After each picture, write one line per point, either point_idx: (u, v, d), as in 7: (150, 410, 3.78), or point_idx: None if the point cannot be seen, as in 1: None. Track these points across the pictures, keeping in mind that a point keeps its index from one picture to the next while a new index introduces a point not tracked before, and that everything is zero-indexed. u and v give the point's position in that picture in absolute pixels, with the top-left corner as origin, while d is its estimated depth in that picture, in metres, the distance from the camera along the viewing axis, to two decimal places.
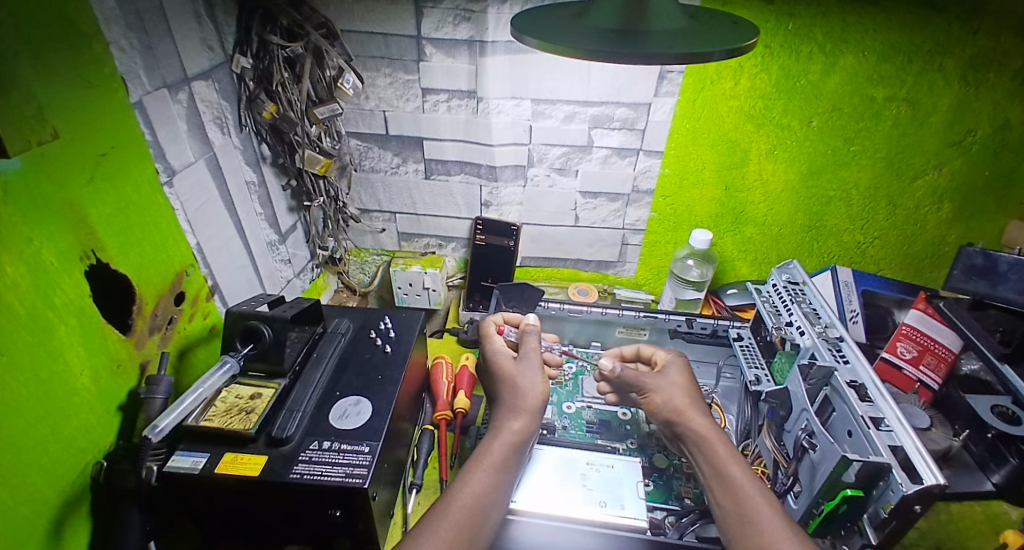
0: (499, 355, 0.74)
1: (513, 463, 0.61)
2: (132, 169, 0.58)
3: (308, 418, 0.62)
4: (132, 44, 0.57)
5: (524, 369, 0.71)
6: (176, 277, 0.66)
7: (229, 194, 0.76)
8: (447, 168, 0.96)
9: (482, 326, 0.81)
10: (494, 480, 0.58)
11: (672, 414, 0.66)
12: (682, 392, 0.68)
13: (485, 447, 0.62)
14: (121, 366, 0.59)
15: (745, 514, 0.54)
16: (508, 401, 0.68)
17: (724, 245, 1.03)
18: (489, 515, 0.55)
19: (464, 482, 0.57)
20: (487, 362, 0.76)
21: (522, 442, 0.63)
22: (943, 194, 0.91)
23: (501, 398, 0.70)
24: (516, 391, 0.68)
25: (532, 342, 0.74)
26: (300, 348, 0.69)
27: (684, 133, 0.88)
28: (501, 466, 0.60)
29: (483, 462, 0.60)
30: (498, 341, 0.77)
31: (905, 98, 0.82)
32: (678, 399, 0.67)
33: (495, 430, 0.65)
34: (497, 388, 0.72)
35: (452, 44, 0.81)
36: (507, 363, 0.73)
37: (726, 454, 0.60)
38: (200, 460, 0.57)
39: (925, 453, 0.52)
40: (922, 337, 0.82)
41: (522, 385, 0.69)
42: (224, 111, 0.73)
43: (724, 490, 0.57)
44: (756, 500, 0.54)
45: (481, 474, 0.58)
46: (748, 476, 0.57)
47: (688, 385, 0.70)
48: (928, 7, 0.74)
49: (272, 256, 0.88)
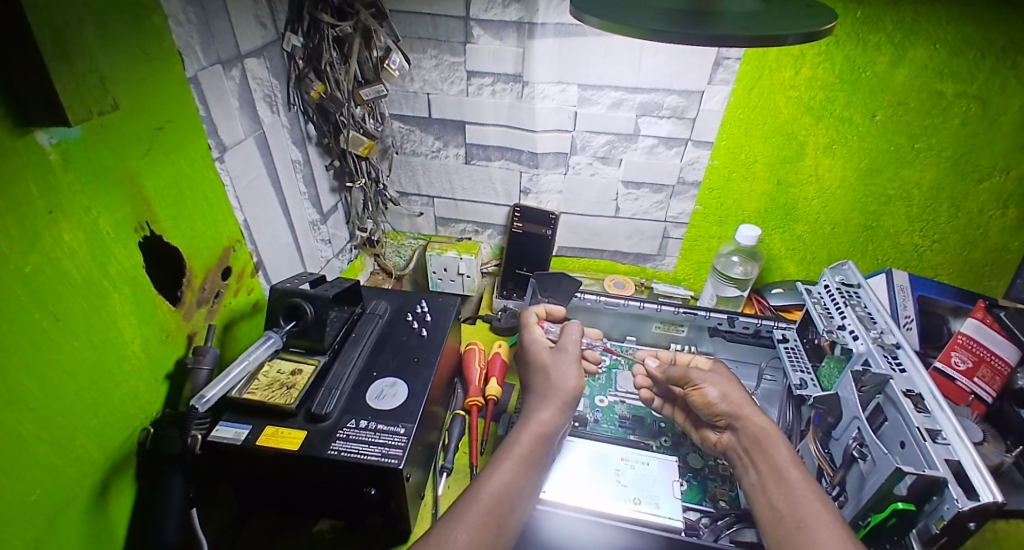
0: (535, 346, 0.74)
1: (542, 455, 0.60)
2: (187, 144, 0.59)
3: (346, 397, 0.63)
4: (190, 19, 0.57)
5: (560, 362, 0.71)
6: (224, 252, 0.68)
7: (276, 173, 0.77)
8: (488, 154, 0.95)
9: (522, 316, 0.81)
10: (522, 469, 0.58)
11: (730, 408, 0.64)
12: (737, 389, 0.67)
13: (513, 437, 0.62)
14: (169, 335, 0.61)
15: (801, 517, 0.52)
16: (541, 392, 0.68)
17: (772, 242, 0.98)
18: (517, 505, 0.55)
19: (493, 470, 0.57)
20: (524, 352, 0.76)
21: (551, 434, 0.63)
22: (1009, 199, 0.84)
23: (534, 388, 0.69)
24: (552, 382, 0.68)
25: (570, 336, 0.74)
26: (340, 326, 0.69)
27: (736, 123, 0.84)
28: (530, 455, 0.59)
29: (512, 451, 0.59)
30: (535, 332, 0.76)
31: (977, 96, 0.75)
32: (734, 395, 0.65)
33: (525, 420, 0.64)
34: (531, 379, 0.72)
35: (500, 26, 0.80)
36: (543, 352, 0.73)
37: (784, 456, 0.58)
38: (242, 432, 0.58)
39: (984, 470, 0.48)
40: (978, 347, 0.77)
41: (556, 377, 0.68)
42: (274, 89, 0.73)
43: (780, 492, 0.55)
44: (814, 503, 0.52)
45: (510, 463, 0.58)
46: (804, 480, 0.55)
47: (738, 387, 0.67)
48: (1007, 2, 0.68)
49: (314, 235, 0.90)
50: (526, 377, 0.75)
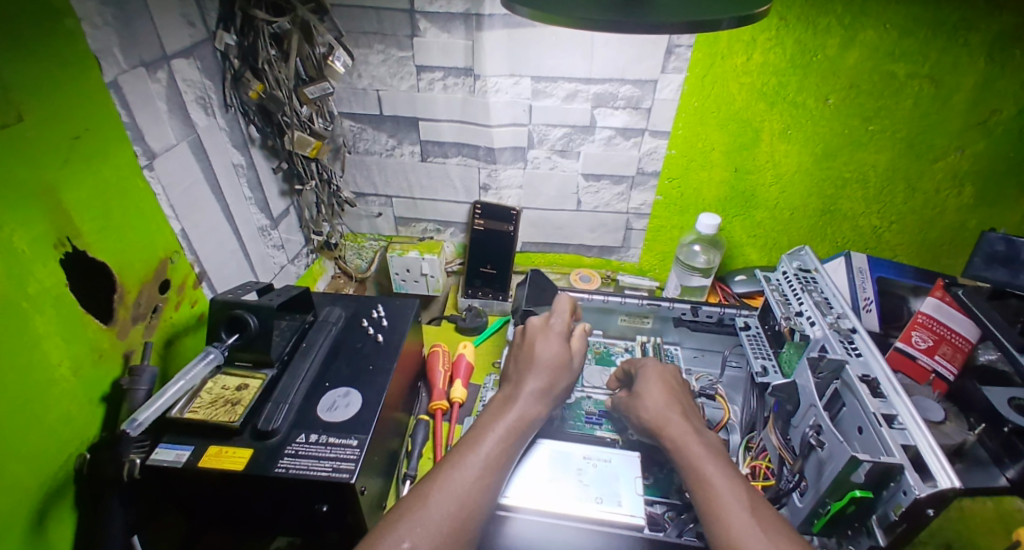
0: (556, 334, 0.71)
1: (511, 457, 0.57)
2: (110, 152, 0.55)
3: (296, 410, 0.60)
4: (107, 20, 0.53)
5: (571, 363, 0.69)
6: (161, 264, 0.64)
7: (215, 178, 0.73)
8: (444, 150, 0.93)
9: (562, 301, 0.77)
10: (489, 471, 0.54)
11: (651, 411, 0.65)
12: (660, 389, 0.67)
13: (480, 435, 0.58)
14: (103, 355, 0.57)
15: (717, 508, 0.51)
16: (545, 385, 0.65)
17: (733, 229, 0.98)
18: (483, 510, 0.52)
19: (455, 471, 0.53)
20: (540, 331, 0.72)
21: (522, 431, 0.60)
22: (963, 177, 0.86)
23: (541, 374, 0.66)
24: (559, 380, 0.67)
25: (582, 344, 0.74)
26: (289, 337, 0.66)
27: (692, 112, 0.83)
28: (500, 458, 0.56)
29: (482, 451, 0.56)
30: (564, 321, 0.73)
31: (928, 75, 0.76)
32: (671, 396, 0.66)
33: (508, 414, 0.61)
34: (538, 358, 0.67)
35: (447, 18, 0.77)
36: (560, 349, 0.69)
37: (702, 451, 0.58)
38: (184, 453, 0.55)
39: (939, 452, 0.48)
40: (938, 326, 0.78)
41: (563, 381, 0.67)
42: (207, 90, 0.69)
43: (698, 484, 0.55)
44: (729, 493, 0.52)
45: (476, 464, 0.55)
46: (724, 472, 0.55)
47: (666, 386, 0.68)
48: None
49: (264, 241, 0.86)
50: (523, 354, 0.70)
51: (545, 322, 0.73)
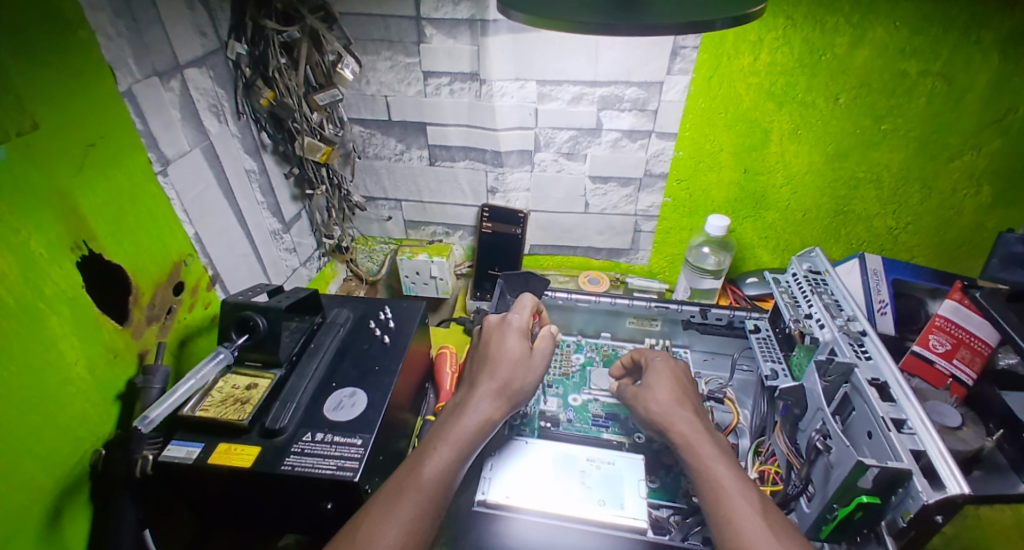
0: (514, 331, 0.68)
1: (455, 478, 0.55)
2: (124, 158, 0.58)
3: (303, 409, 0.62)
4: (120, 32, 0.56)
5: (531, 362, 0.67)
6: (175, 267, 0.67)
7: (228, 183, 0.75)
8: (452, 154, 0.94)
9: (523, 299, 0.75)
10: (430, 500, 0.52)
11: (659, 416, 0.63)
12: (669, 386, 0.66)
13: (425, 456, 0.56)
14: (118, 355, 0.59)
15: (728, 508, 0.51)
16: (499, 387, 0.63)
17: (743, 231, 0.97)
18: (424, 539, 0.50)
19: (394, 501, 0.51)
20: (498, 331, 0.70)
21: (472, 442, 0.59)
22: (981, 176, 0.83)
23: (494, 375, 0.64)
24: (516, 381, 0.64)
25: (549, 343, 0.70)
26: (298, 338, 0.68)
27: (699, 114, 0.83)
28: (445, 481, 0.54)
29: (424, 476, 0.53)
30: (522, 317, 0.71)
31: (940, 73, 0.74)
32: (680, 394, 0.64)
33: (455, 427, 0.59)
34: (492, 359, 0.66)
35: (453, 24, 0.78)
36: (518, 348, 0.67)
37: (713, 451, 0.57)
38: (194, 450, 0.57)
39: (950, 459, 0.47)
40: (957, 329, 0.76)
41: (521, 381, 0.65)
42: (220, 98, 0.72)
43: (709, 482, 0.54)
44: (742, 495, 0.51)
45: (415, 493, 0.52)
46: (738, 474, 0.54)
47: (678, 385, 0.66)
48: None
49: (276, 245, 0.88)
50: (481, 355, 0.69)
51: (501, 319, 0.71)
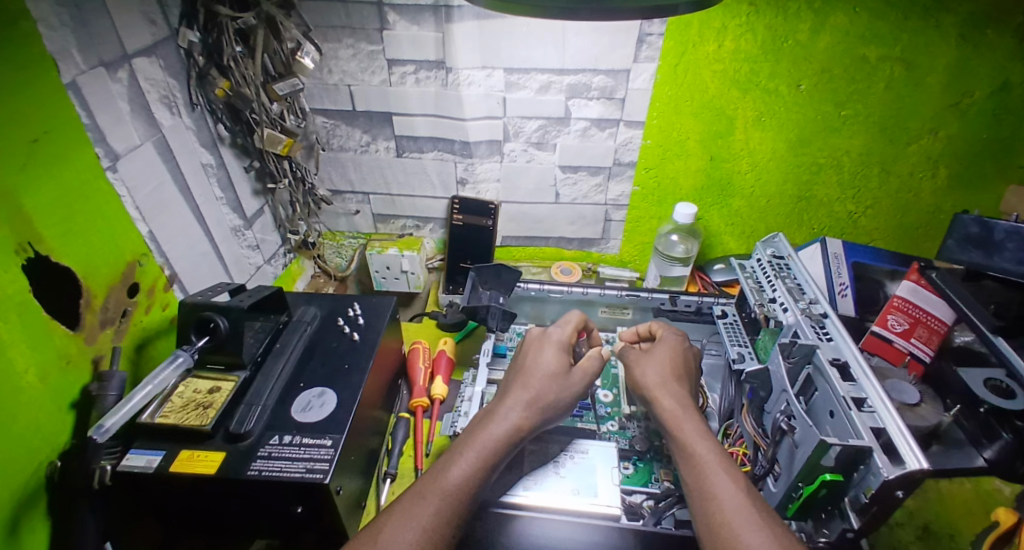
0: (552, 344, 0.68)
1: (479, 485, 0.54)
2: (71, 155, 0.54)
3: (269, 412, 0.59)
4: (63, 21, 0.52)
5: (568, 377, 0.65)
6: (129, 268, 0.63)
7: (184, 178, 0.71)
8: (419, 145, 0.92)
9: (573, 318, 0.74)
10: (454, 505, 0.52)
11: (646, 390, 0.65)
12: (667, 364, 0.67)
13: (448, 460, 0.55)
14: (70, 361, 0.56)
15: (710, 486, 0.51)
16: (531, 398, 0.62)
17: (711, 219, 0.99)
18: (444, 546, 0.50)
19: (414, 504, 0.51)
20: (539, 345, 0.69)
21: (497, 450, 0.57)
22: (937, 158, 0.86)
23: (527, 385, 0.63)
24: (549, 394, 0.63)
25: (596, 363, 0.67)
26: (262, 339, 0.66)
27: (666, 101, 0.83)
28: (466, 488, 0.53)
29: (445, 479, 0.53)
30: (563, 332, 0.71)
31: (900, 58, 0.76)
32: (677, 371, 0.66)
33: (482, 434, 0.57)
34: (526, 369, 0.66)
35: (416, 10, 0.76)
36: (557, 362, 0.66)
37: (697, 431, 0.58)
38: (155, 458, 0.55)
39: (908, 435, 0.49)
40: (913, 309, 0.79)
41: (555, 395, 0.63)
42: (172, 89, 0.68)
43: (691, 461, 0.55)
44: (724, 473, 0.52)
45: (437, 498, 0.52)
46: (720, 453, 0.55)
47: (674, 361, 0.68)
48: None
49: (238, 242, 0.85)
50: (518, 367, 0.68)
51: (543, 333, 0.71)
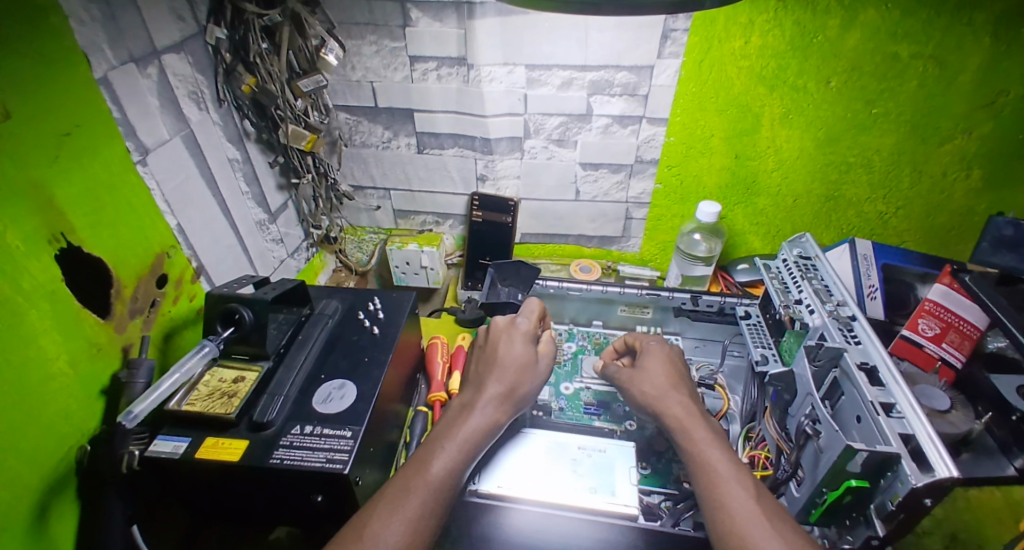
0: (521, 336, 0.70)
1: (461, 477, 0.55)
2: (101, 147, 0.56)
3: (292, 402, 0.61)
4: (93, 17, 0.53)
5: (536, 367, 0.68)
6: (157, 259, 0.65)
7: (210, 172, 0.73)
8: (440, 142, 0.92)
9: (527, 305, 0.76)
10: (439, 497, 0.52)
11: (650, 399, 0.64)
12: (659, 370, 0.67)
13: (432, 453, 0.56)
14: (101, 349, 0.58)
15: (720, 492, 0.51)
16: (505, 391, 0.63)
17: (734, 218, 0.97)
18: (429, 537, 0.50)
19: (402, 498, 0.51)
20: (503, 337, 0.70)
21: (479, 444, 0.58)
22: (971, 159, 0.83)
23: (501, 378, 0.65)
24: (521, 386, 0.65)
25: (551, 347, 0.72)
26: (285, 331, 0.67)
27: (690, 98, 0.82)
28: (452, 479, 0.54)
29: (432, 474, 0.54)
30: (529, 322, 0.72)
31: (932, 56, 0.74)
32: (665, 376, 0.66)
33: (463, 427, 0.59)
34: (498, 362, 0.67)
35: (439, 6, 0.76)
36: (521, 354, 0.68)
37: (706, 437, 0.57)
38: (181, 444, 0.56)
39: (939, 443, 0.47)
40: (946, 313, 0.76)
41: (527, 387, 0.65)
42: (199, 85, 0.69)
43: (700, 466, 0.54)
44: (736, 479, 0.52)
45: (424, 491, 0.52)
46: (731, 459, 0.54)
47: (670, 368, 0.67)
48: None
49: (262, 235, 0.87)
50: (486, 357, 0.69)
51: (509, 323, 0.72)
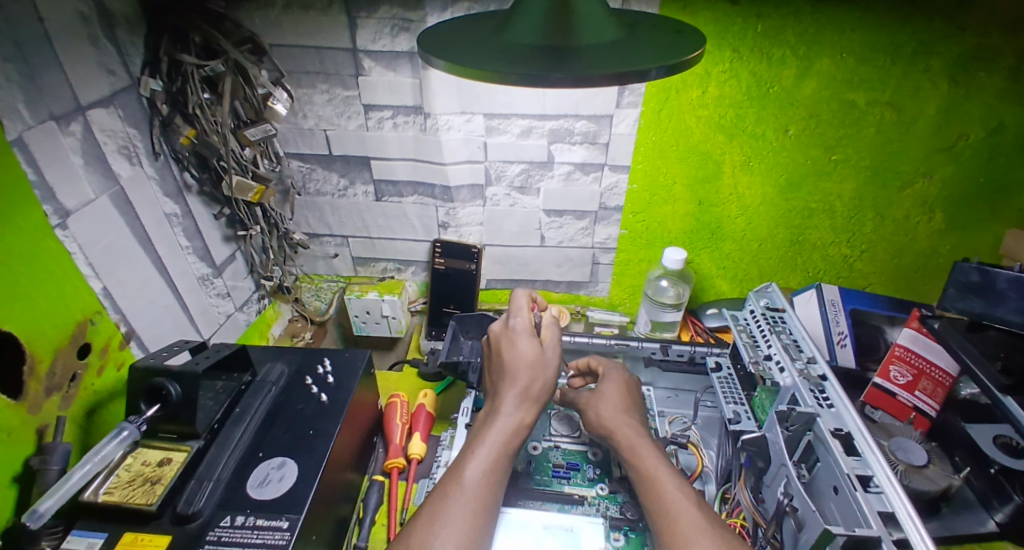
0: (521, 333, 0.65)
1: (499, 478, 0.56)
2: (15, 215, 0.49)
3: (223, 488, 0.55)
4: (8, 76, 0.48)
5: (547, 360, 0.64)
6: (79, 328, 0.58)
7: (145, 231, 0.68)
8: (399, 189, 0.89)
9: (512, 297, 0.70)
10: (477, 503, 0.52)
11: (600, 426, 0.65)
12: (614, 395, 0.68)
13: (464, 461, 0.56)
14: (11, 434, 0.50)
15: (683, 531, 0.50)
16: (522, 391, 0.61)
17: (701, 262, 0.96)
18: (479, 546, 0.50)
19: (444, 505, 0.52)
20: (505, 333, 0.66)
21: (509, 443, 0.58)
22: (933, 203, 0.84)
23: (515, 382, 0.62)
24: (537, 383, 0.62)
25: (556, 331, 0.67)
26: (222, 401, 0.61)
27: (650, 146, 0.81)
28: (487, 483, 0.54)
29: (466, 480, 0.54)
30: (525, 317, 0.66)
31: (889, 102, 0.75)
32: (618, 401, 0.67)
33: (490, 432, 0.58)
34: (508, 366, 0.63)
35: (392, 56, 0.74)
36: (529, 347, 0.64)
37: (668, 472, 0.57)
38: (96, 542, 0.49)
39: (918, 522, 0.44)
40: (916, 359, 0.75)
41: (542, 382, 0.63)
42: (132, 139, 0.65)
43: (662, 502, 0.54)
44: (701, 518, 0.51)
45: (466, 499, 0.52)
46: (693, 497, 0.54)
47: (626, 394, 0.69)
48: (909, 3, 0.67)
49: (205, 291, 0.81)
50: (495, 364, 0.66)
51: (505, 324, 0.67)
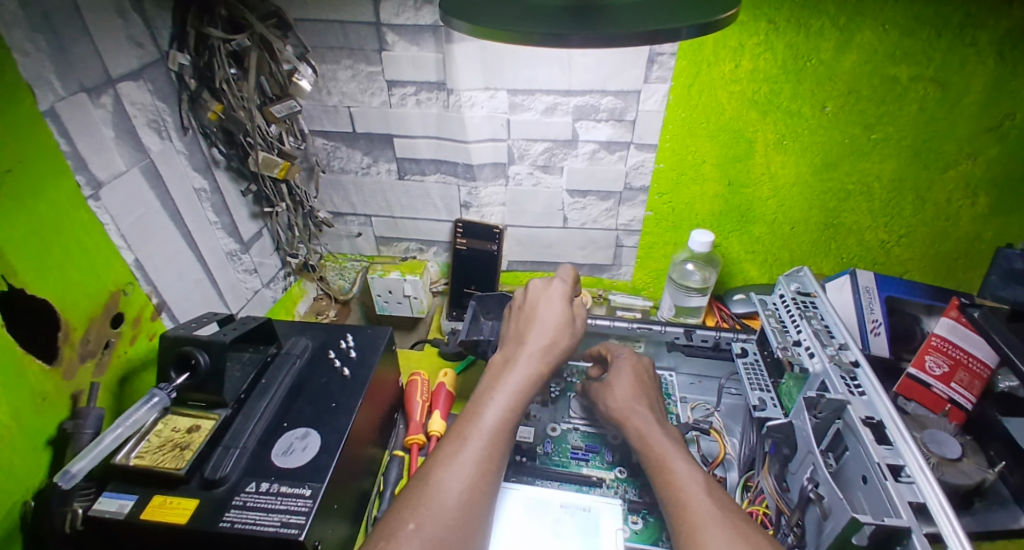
0: (558, 296, 0.67)
1: (514, 423, 0.55)
2: (49, 186, 0.51)
3: (249, 455, 0.56)
4: (40, 48, 0.49)
5: (573, 327, 0.65)
6: (112, 298, 0.60)
7: (174, 205, 0.69)
8: (422, 168, 0.89)
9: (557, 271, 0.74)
10: (491, 446, 0.52)
11: (615, 415, 0.64)
12: (631, 382, 0.67)
13: (480, 406, 0.56)
14: (47, 399, 0.52)
15: (693, 519, 0.48)
16: (547, 344, 0.62)
17: (730, 246, 0.93)
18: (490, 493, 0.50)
19: (459, 448, 0.52)
20: (540, 293, 0.68)
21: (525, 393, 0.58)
22: (977, 185, 0.79)
23: (542, 332, 0.63)
24: (561, 341, 0.63)
25: (585, 311, 0.69)
26: (248, 373, 0.62)
27: (679, 123, 0.78)
28: (503, 428, 0.54)
29: (482, 422, 0.54)
30: (567, 284, 0.69)
31: (933, 78, 0.70)
32: (637, 388, 0.66)
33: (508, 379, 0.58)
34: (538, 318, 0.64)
35: (416, 31, 0.73)
36: (558, 310, 0.66)
37: (680, 460, 0.56)
38: (127, 503, 0.51)
39: (951, 513, 0.42)
40: (953, 350, 0.70)
41: (566, 342, 0.63)
42: (161, 113, 0.66)
43: (674, 490, 0.52)
44: (711, 505, 0.49)
45: (480, 441, 0.52)
46: (703, 483, 0.52)
47: (637, 381, 0.67)
48: None
49: (233, 266, 0.83)
50: (522, 317, 0.67)
51: (545, 285, 0.69)
